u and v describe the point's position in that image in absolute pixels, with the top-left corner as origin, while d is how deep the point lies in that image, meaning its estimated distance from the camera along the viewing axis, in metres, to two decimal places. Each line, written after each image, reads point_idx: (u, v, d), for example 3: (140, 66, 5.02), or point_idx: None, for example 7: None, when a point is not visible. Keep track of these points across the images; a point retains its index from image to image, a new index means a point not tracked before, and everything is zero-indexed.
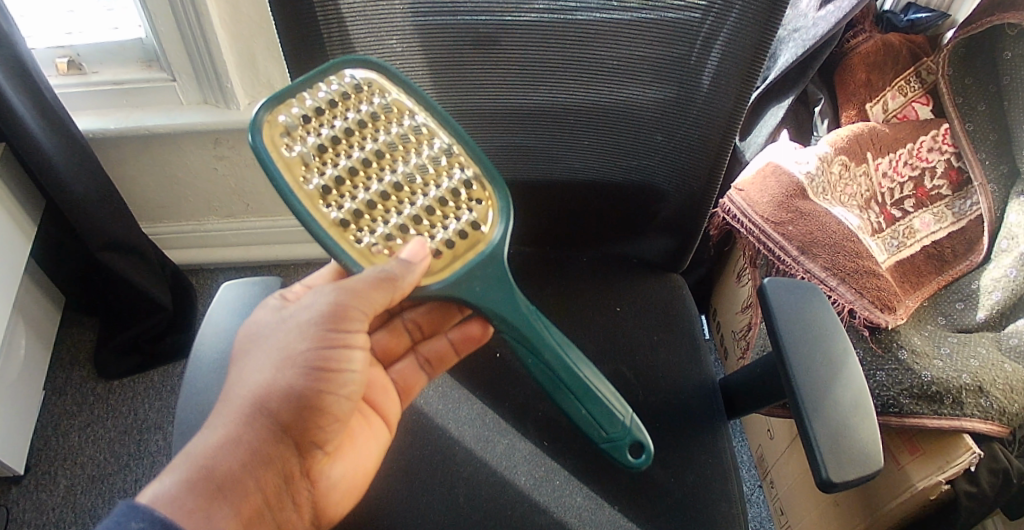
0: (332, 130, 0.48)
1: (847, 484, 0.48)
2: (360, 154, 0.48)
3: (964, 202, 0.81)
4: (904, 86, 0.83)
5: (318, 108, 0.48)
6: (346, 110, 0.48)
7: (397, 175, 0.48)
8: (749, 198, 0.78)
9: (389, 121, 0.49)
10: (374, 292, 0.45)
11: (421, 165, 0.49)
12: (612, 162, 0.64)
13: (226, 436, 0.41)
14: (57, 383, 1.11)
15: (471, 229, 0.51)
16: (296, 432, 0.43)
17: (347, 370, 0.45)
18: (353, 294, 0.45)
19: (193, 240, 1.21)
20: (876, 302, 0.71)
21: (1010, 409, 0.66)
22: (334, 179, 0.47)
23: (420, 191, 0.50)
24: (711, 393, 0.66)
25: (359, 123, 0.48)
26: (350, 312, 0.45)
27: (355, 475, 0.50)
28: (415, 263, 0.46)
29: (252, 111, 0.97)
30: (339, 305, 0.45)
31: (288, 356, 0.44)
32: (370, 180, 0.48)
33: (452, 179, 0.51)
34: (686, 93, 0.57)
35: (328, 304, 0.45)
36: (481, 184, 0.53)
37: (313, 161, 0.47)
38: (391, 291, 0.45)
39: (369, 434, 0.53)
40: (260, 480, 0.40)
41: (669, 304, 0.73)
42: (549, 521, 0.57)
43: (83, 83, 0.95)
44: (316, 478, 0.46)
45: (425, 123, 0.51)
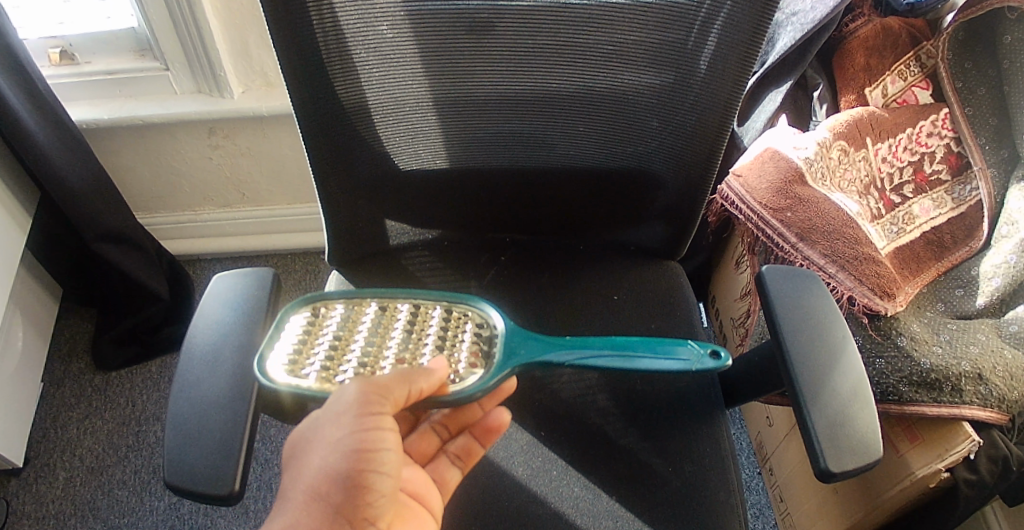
0: (346, 354, 0.50)
1: (846, 473, 0.48)
2: (330, 326, 0.51)
3: (964, 188, 0.80)
4: (903, 70, 0.81)
5: (332, 351, 0.50)
6: (343, 336, 0.51)
7: (366, 329, 0.52)
8: (747, 184, 0.77)
9: (358, 327, 0.52)
10: (395, 384, 0.44)
11: (375, 320, 0.52)
12: (610, 150, 0.64)
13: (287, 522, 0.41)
14: (55, 376, 1.10)
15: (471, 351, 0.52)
16: (348, 509, 0.42)
17: (382, 452, 0.43)
18: (372, 385, 0.43)
19: (190, 230, 1.20)
20: (876, 290, 0.70)
21: (1009, 396, 0.66)
22: (297, 360, 0.49)
23: (387, 337, 0.52)
24: (708, 381, 0.66)
25: (338, 340, 0.51)
26: (371, 404, 0.43)
27: None
28: (434, 370, 0.46)
29: (245, 99, 0.97)
30: (361, 395, 0.43)
31: (311, 437, 0.43)
32: (342, 353, 0.50)
33: (405, 310, 0.53)
34: (682, 78, 0.56)
35: (352, 394, 0.43)
36: (457, 308, 0.55)
37: (330, 370, 0.48)
38: (408, 386, 0.44)
39: (423, 525, 0.50)
40: None
41: (667, 293, 0.72)
42: (547, 512, 0.57)
43: (75, 74, 0.94)
44: None
45: (384, 305, 0.53)
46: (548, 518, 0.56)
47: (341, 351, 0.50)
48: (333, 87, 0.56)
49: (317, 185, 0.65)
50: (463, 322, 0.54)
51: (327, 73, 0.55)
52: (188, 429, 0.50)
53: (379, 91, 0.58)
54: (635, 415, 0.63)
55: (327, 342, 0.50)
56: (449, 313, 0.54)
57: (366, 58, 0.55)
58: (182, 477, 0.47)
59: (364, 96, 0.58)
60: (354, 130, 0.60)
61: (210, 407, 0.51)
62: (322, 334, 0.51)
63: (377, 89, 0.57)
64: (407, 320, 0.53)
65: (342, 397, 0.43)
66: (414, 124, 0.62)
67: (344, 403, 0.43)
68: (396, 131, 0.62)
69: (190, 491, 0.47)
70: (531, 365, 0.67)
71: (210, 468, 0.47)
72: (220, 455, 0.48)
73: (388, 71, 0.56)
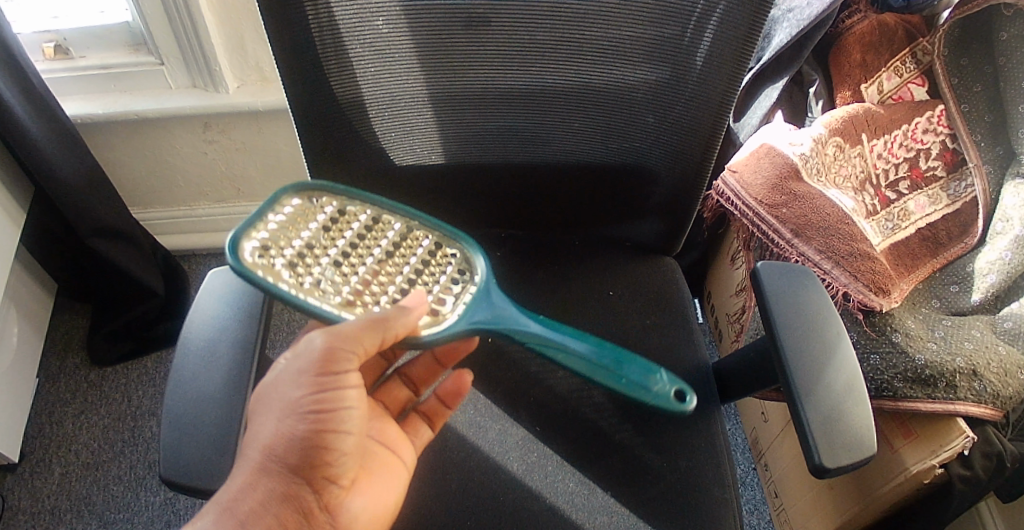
0: (323, 255, 0.46)
1: (840, 469, 0.48)
2: (313, 222, 0.47)
3: (959, 184, 0.80)
4: (899, 67, 0.81)
5: (309, 245, 0.46)
6: (325, 233, 0.47)
7: (352, 234, 0.48)
8: (743, 180, 0.77)
9: (345, 229, 0.48)
10: (363, 334, 0.42)
11: (363, 226, 0.49)
12: (605, 145, 0.63)
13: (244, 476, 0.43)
14: (51, 371, 1.10)
15: (438, 299, 0.49)
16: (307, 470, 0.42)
17: (342, 406, 0.43)
18: (340, 336, 0.42)
19: (185, 225, 1.20)
20: (871, 286, 0.70)
21: (1003, 393, 0.66)
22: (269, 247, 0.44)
23: (369, 250, 0.48)
24: (703, 377, 0.66)
25: (317, 237, 0.47)
26: (339, 356, 0.42)
27: (379, 507, 0.48)
28: (409, 308, 0.44)
29: (240, 94, 0.96)
30: (328, 349, 0.42)
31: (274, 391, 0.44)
32: (319, 252, 0.46)
33: (396, 229, 0.50)
34: (678, 74, 0.56)
35: (318, 345, 0.42)
36: (445, 245, 0.52)
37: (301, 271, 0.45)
38: (382, 333, 0.43)
39: (392, 471, 0.51)
40: None
41: (663, 289, 0.72)
42: (542, 507, 0.57)
43: (70, 68, 0.94)
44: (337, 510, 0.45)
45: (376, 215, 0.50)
46: (543, 513, 0.56)
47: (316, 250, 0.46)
48: (327, 82, 0.55)
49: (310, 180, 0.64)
50: (445, 262, 0.52)
51: (323, 67, 0.54)
52: (184, 425, 0.49)
53: (376, 86, 0.58)
54: (631, 411, 0.63)
55: (304, 237, 0.46)
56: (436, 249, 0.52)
57: (361, 53, 0.55)
58: (175, 471, 0.47)
59: (359, 91, 0.57)
60: (348, 125, 0.60)
61: (205, 402, 0.51)
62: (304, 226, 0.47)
63: (372, 84, 0.57)
64: (396, 241, 0.50)
65: (308, 351, 0.43)
66: (409, 119, 0.61)
67: (312, 352, 0.43)
68: (392, 125, 0.61)
69: (186, 485, 0.47)
70: (526, 359, 0.67)
71: (205, 462, 0.47)
72: (216, 450, 0.48)
73: (384, 66, 0.56)
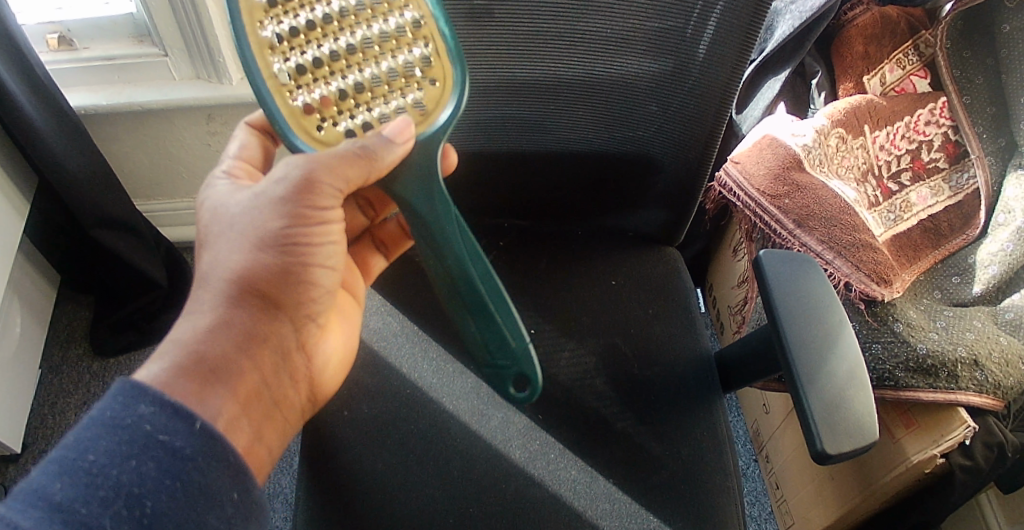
0: (309, 16, 0.44)
1: (842, 456, 0.49)
2: None
3: (961, 176, 0.79)
4: (902, 59, 0.81)
5: None
6: None
7: (339, 6, 0.43)
8: (745, 170, 0.77)
9: None
10: (349, 167, 0.43)
11: None
12: (609, 135, 0.64)
13: (216, 321, 0.42)
14: (54, 361, 1.10)
15: (413, 112, 0.47)
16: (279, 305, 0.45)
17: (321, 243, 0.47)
18: (327, 169, 0.43)
19: (188, 216, 1.20)
20: (872, 276, 0.70)
21: (1004, 383, 0.66)
22: None
23: (365, 25, 0.44)
24: (705, 365, 0.67)
25: None
26: (319, 185, 0.44)
27: (343, 349, 0.53)
28: (394, 142, 0.44)
29: (244, 85, 0.96)
30: (307, 179, 0.44)
31: (237, 232, 0.45)
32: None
33: (398, 15, 0.44)
34: (681, 64, 0.56)
35: (298, 176, 0.44)
36: (439, 59, 0.46)
37: (281, 41, 0.44)
38: (367, 168, 0.43)
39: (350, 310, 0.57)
40: (251, 361, 0.42)
41: (665, 278, 0.72)
42: (544, 494, 0.57)
43: (74, 60, 0.94)
44: (311, 353, 0.49)
45: None
46: (545, 501, 0.57)
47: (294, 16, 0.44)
48: None
49: None
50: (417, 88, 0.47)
51: None
52: None
53: None
54: (633, 399, 0.64)
55: None
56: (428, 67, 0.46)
57: None
58: None
59: None
60: None
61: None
62: None
63: None
64: (398, 28, 0.44)
65: (287, 177, 0.44)
66: None
67: (289, 186, 0.45)
68: None
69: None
70: None
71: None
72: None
73: None
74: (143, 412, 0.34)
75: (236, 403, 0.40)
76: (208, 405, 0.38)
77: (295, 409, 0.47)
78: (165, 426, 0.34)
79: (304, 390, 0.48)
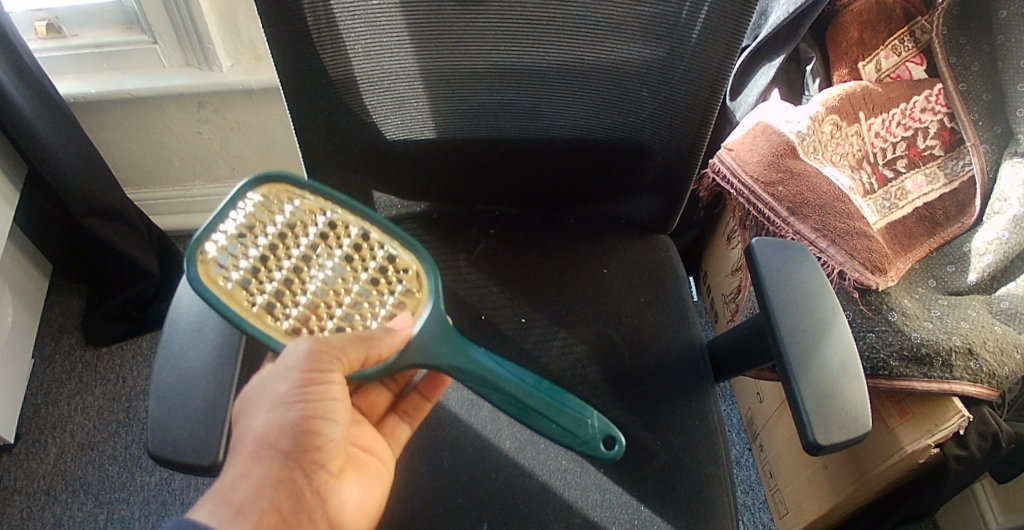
0: (277, 265, 0.46)
1: (834, 446, 0.48)
2: (261, 237, 0.45)
3: (957, 163, 0.79)
4: (897, 45, 0.80)
5: (263, 256, 0.45)
6: (288, 249, 0.46)
7: (302, 252, 0.46)
8: (739, 158, 0.77)
9: (303, 233, 0.47)
10: (348, 347, 0.44)
11: (320, 242, 0.47)
12: (600, 121, 0.63)
13: (241, 472, 0.42)
14: (46, 351, 1.09)
15: (406, 302, 0.50)
16: (298, 456, 0.43)
17: (330, 398, 0.44)
18: (326, 343, 0.44)
19: (180, 205, 1.20)
20: (866, 265, 0.70)
21: (999, 372, 0.66)
22: (229, 252, 0.44)
23: (327, 261, 0.47)
24: (697, 355, 0.66)
25: (275, 233, 0.46)
26: (328, 348, 0.43)
27: (368, 499, 0.49)
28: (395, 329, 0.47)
29: (234, 73, 0.95)
30: (312, 349, 0.43)
31: (257, 398, 0.44)
32: (281, 257, 0.46)
33: (353, 234, 0.48)
34: (673, 50, 0.55)
35: (303, 348, 0.43)
36: (403, 257, 0.50)
37: (253, 285, 0.45)
38: (366, 348, 0.45)
39: (375, 470, 0.51)
40: (273, 499, 0.41)
41: (657, 266, 0.72)
42: (534, 485, 0.57)
43: (62, 47, 0.93)
44: (327, 497, 0.45)
45: (337, 216, 0.48)
46: (535, 491, 0.57)
47: (264, 283, 0.46)
48: (319, 55, 0.55)
49: (302, 158, 0.64)
50: (397, 281, 0.50)
51: (312, 40, 0.54)
52: (172, 399, 0.49)
53: (366, 62, 0.57)
54: (625, 389, 0.63)
55: (265, 244, 0.45)
56: (400, 264, 0.50)
57: (353, 27, 0.54)
58: (166, 450, 0.46)
59: (350, 68, 0.57)
60: (339, 98, 0.59)
61: (194, 378, 0.50)
62: (256, 249, 0.45)
63: (364, 60, 0.57)
64: (356, 244, 0.48)
65: (290, 358, 0.43)
66: (401, 94, 0.61)
67: (296, 359, 0.43)
68: (384, 101, 0.61)
69: (174, 461, 0.46)
70: (519, 337, 0.67)
71: (193, 439, 0.47)
72: (203, 426, 0.47)
73: (375, 43, 0.56)
74: None
75: None
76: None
77: None
78: None
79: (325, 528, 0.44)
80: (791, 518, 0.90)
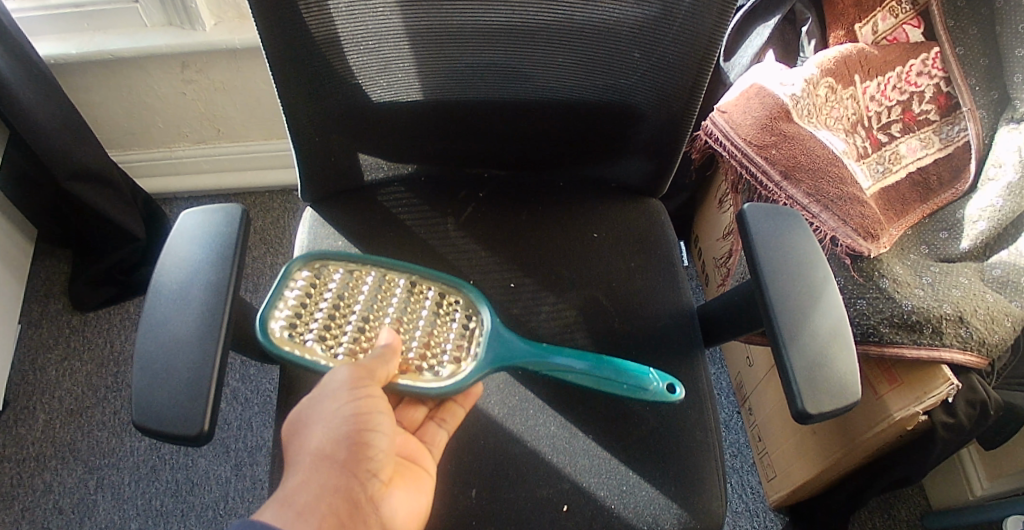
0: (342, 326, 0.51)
1: (823, 415, 0.47)
2: (320, 304, 0.52)
3: (952, 128, 0.78)
4: (894, 7, 0.79)
5: (327, 319, 0.51)
6: (347, 310, 0.52)
7: (358, 308, 0.52)
8: (733, 120, 0.76)
9: (354, 295, 0.53)
10: (376, 363, 0.47)
11: (370, 296, 0.53)
12: (590, 82, 0.62)
13: (301, 479, 0.43)
14: (33, 316, 1.08)
15: (467, 331, 0.54)
16: (350, 462, 0.44)
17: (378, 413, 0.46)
18: (363, 366, 0.46)
19: (166, 167, 1.18)
20: (860, 230, 0.69)
21: (989, 340, 0.65)
22: (295, 319, 0.51)
23: (383, 311, 0.53)
24: (687, 319, 0.65)
25: (333, 301, 0.52)
26: (365, 371, 0.46)
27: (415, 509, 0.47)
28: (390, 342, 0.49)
29: (218, 32, 0.93)
30: (352, 373, 0.46)
31: (308, 422, 0.46)
32: (343, 319, 0.52)
33: (402, 284, 0.54)
34: (664, 7, 0.54)
35: (343, 376, 0.46)
36: (451, 292, 0.55)
37: (328, 343, 0.51)
38: (387, 358, 0.48)
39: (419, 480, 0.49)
40: (330, 507, 0.41)
41: (648, 230, 0.71)
42: (522, 450, 0.57)
43: (41, 7, 0.91)
44: (378, 505, 0.45)
45: (380, 275, 0.54)
46: (522, 455, 0.56)
47: (335, 338, 0.51)
48: (299, 11, 0.53)
49: (288, 126, 0.63)
50: (453, 309, 0.55)
51: None
52: (155, 370, 0.47)
53: (349, 20, 0.55)
54: (614, 354, 0.62)
55: (325, 306, 0.52)
56: (449, 300, 0.55)
57: None
58: (151, 421, 0.45)
59: (332, 24, 0.55)
60: (321, 55, 0.57)
61: (177, 347, 0.48)
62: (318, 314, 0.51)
63: (347, 18, 0.55)
64: (403, 293, 0.54)
65: (335, 384, 0.46)
66: (386, 56, 0.59)
67: (340, 384, 0.46)
68: (368, 62, 0.59)
69: (160, 432, 0.45)
70: (508, 302, 0.66)
71: (177, 410, 0.45)
72: (187, 396, 0.46)
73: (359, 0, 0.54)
74: None
75: None
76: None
77: None
78: None
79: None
80: (778, 483, 0.90)
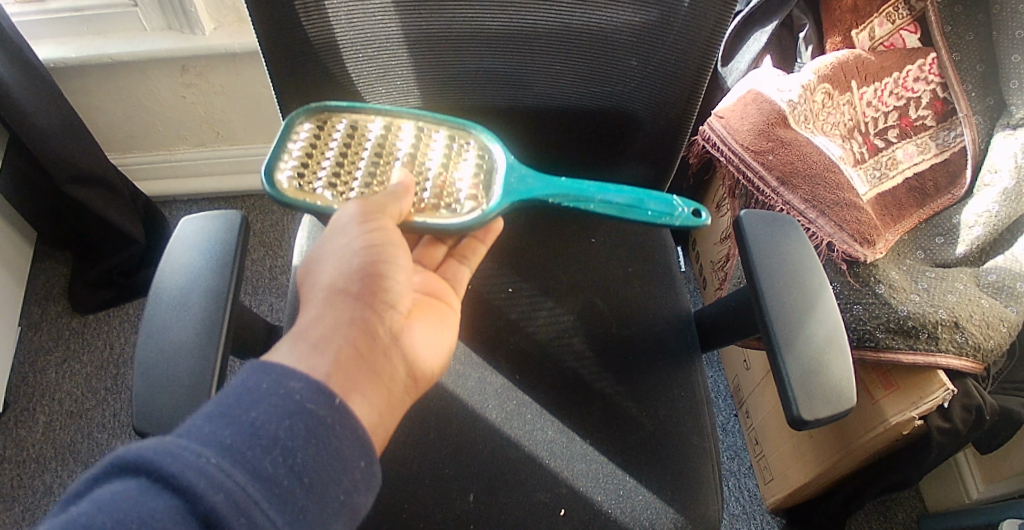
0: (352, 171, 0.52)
1: (820, 421, 0.48)
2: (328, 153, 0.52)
3: (948, 134, 0.78)
4: (892, 12, 0.79)
5: (337, 164, 0.52)
6: (356, 156, 0.53)
7: (367, 155, 0.53)
8: (729, 125, 0.77)
9: (361, 143, 0.53)
10: (387, 199, 0.48)
11: (377, 144, 0.53)
12: (588, 89, 0.62)
13: (314, 317, 0.43)
14: (33, 318, 1.08)
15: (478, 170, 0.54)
16: (363, 295, 0.44)
17: (390, 250, 0.46)
18: (373, 203, 0.47)
19: (165, 169, 1.18)
20: (855, 236, 0.69)
21: (984, 345, 0.66)
22: (303, 168, 0.51)
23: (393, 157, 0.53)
24: (685, 324, 0.66)
25: (340, 149, 0.52)
26: (373, 207, 0.46)
27: (439, 343, 0.49)
28: (404, 185, 0.49)
29: (217, 37, 0.94)
30: (362, 206, 0.46)
31: (317, 272, 0.46)
32: (353, 165, 0.52)
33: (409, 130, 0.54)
34: (663, 15, 0.54)
35: (352, 212, 0.46)
36: (459, 134, 0.55)
37: (339, 192, 0.51)
38: (398, 196, 0.48)
39: (441, 318, 0.51)
40: (347, 337, 0.42)
41: (646, 236, 0.71)
42: (520, 454, 0.57)
43: (42, 11, 0.92)
44: (401, 336, 0.46)
45: (386, 123, 0.54)
46: (520, 459, 0.57)
47: (345, 185, 0.52)
48: (297, 19, 0.53)
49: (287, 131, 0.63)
50: (464, 149, 0.55)
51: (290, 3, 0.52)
52: (156, 375, 0.47)
53: (348, 28, 0.55)
54: (611, 359, 0.63)
55: (333, 152, 0.52)
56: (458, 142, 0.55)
57: None
58: (153, 426, 0.46)
59: (331, 31, 0.55)
60: (319, 62, 0.57)
61: (178, 352, 0.48)
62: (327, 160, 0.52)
63: (345, 26, 0.55)
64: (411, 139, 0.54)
65: (344, 220, 0.46)
66: (385, 62, 0.59)
67: (347, 219, 0.46)
68: (368, 68, 0.59)
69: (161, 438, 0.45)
70: (506, 306, 0.66)
71: (178, 416, 0.46)
72: (188, 402, 0.46)
73: (359, 7, 0.54)
74: (293, 387, 0.35)
75: (338, 372, 0.39)
76: (315, 365, 0.39)
77: (399, 384, 0.43)
78: (311, 402, 0.35)
79: (401, 360, 0.44)
80: (775, 485, 0.90)
